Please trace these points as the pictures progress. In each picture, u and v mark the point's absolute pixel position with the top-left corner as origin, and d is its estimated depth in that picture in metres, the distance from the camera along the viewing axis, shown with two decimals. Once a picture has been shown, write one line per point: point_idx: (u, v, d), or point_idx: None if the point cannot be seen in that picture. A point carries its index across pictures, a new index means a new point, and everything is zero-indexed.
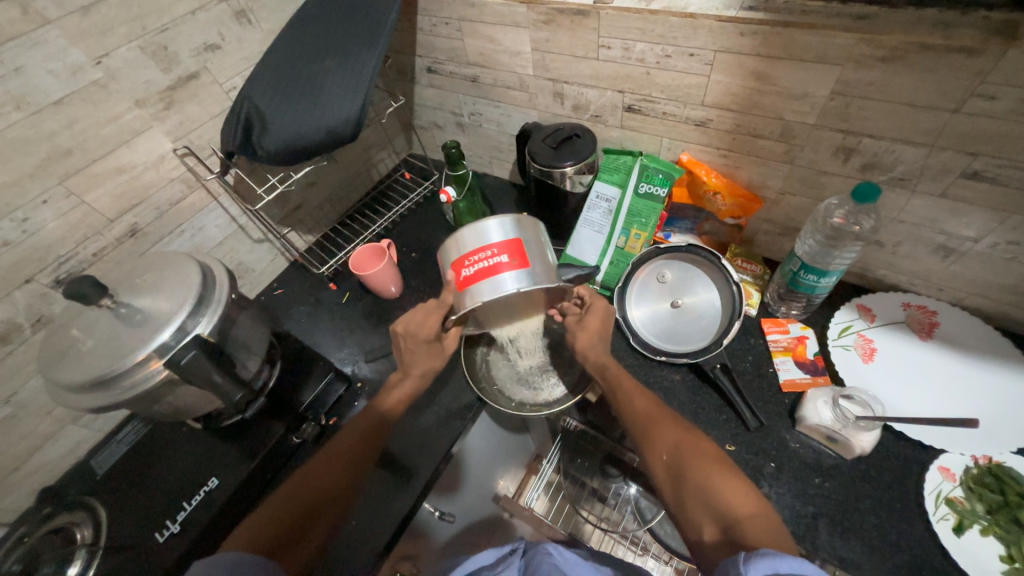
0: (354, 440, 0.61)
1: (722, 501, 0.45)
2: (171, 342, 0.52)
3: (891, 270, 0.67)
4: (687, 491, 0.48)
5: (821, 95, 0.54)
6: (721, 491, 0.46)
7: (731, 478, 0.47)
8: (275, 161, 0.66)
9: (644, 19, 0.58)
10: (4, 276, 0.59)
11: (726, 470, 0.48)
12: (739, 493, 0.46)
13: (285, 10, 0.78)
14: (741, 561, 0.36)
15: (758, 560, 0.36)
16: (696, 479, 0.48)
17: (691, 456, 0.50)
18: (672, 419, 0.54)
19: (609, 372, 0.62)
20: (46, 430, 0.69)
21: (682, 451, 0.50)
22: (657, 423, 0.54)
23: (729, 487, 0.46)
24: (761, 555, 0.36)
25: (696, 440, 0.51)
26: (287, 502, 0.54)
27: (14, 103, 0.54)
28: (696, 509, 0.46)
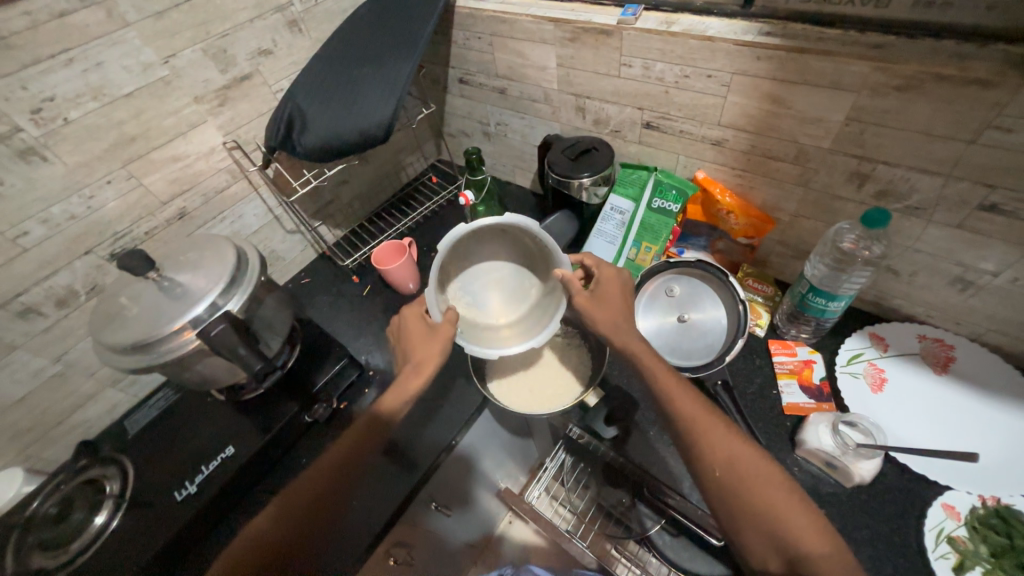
0: (344, 451, 0.57)
1: (794, 536, 0.43)
2: (204, 315, 0.57)
3: (907, 300, 0.66)
4: (748, 516, 0.45)
5: (836, 121, 0.55)
6: (788, 523, 0.44)
7: (795, 504, 0.45)
8: (311, 157, 0.72)
9: (665, 40, 0.60)
10: (68, 246, 0.66)
11: (787, 493, 0.46)
12: (802, 520, 0.44)
13: (333, 20, 0.85)
14: None
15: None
16: (758, 505, 0.45)
17: (758, 481, 0.46)
18: (724, 429, 0.50)
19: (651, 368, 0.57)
20: (89, 389, 0.76)
21: (740, 471, 0.47)
22: (714, 436, 0.49)
23: (794, 516, 0.44)
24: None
25: (760, 462, 0.47)
26: (269, 525, 0.53)
27: (92, 93, 0.61)
28: (757, 536, 0.45)
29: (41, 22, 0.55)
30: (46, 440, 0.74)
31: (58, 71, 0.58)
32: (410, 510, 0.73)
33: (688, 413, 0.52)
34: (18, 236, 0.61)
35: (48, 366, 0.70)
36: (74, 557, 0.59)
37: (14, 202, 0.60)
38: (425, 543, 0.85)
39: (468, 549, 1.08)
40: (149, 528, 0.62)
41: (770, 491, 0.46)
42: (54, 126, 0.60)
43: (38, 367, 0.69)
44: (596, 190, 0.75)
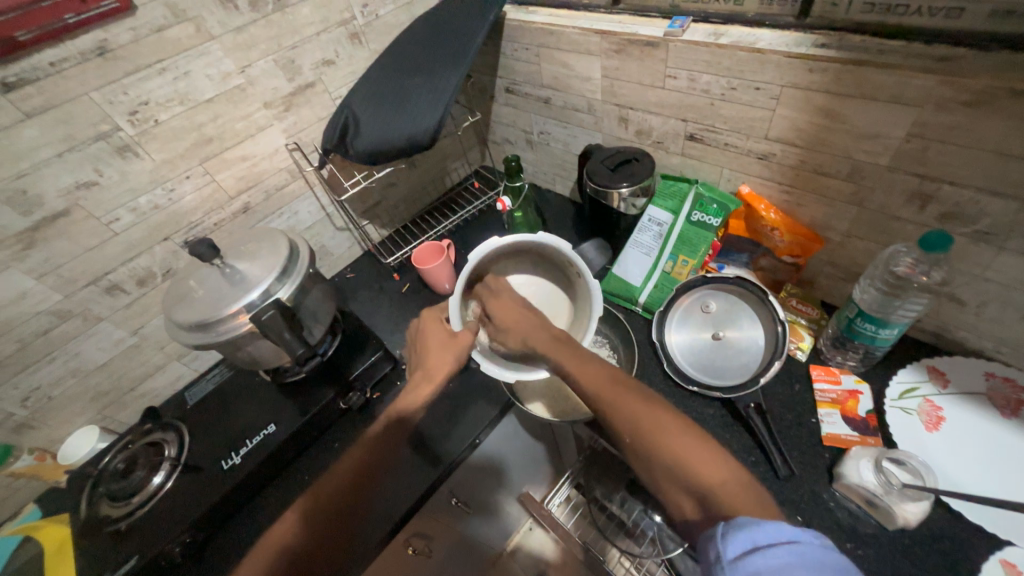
0: (363, 452, 0.57)
1: (696, 472, 0.43)
2: (257, 300, 0.63)
3: (973, 333, 0.60)
4: (657, 466, 0.45)
5: (895, 137, 0.52)
6: (682, 458, 0.44)
7: (692, 439, 0.45)
8: (362, 160, 0.77)
9: (712, 53, 0.60)
10: (150, 232, 0.75)
11: (686, 435, 0.45)
12: (705, 460, 0.43)
13: (391, 33, 0.90)
14: (720, 536, 0.38)
15: (735, 534, 0.37)
16: (662, 451, 0.45)
17: (652, 424, 0.47)
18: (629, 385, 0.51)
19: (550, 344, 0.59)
20: (158, 361, 0.85)
21: (646, 423, 0.47)
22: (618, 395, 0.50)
23: (691, 449, 0.44)
24: (736, 527, 0.38)
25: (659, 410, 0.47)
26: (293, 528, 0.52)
27: (179, 99, 0.69)
28: (668, 484, 0.45)
29: (142, 36, 0.63)
30: (121, 403, 0.84)
31: (153, 79, 0.66)
32: (431, 503, 0.75)
33: (585, 377, 0.53)
34: (112, 222, 0.70)
35: (126, 337, 0.79)
36: (133, 509, 0.66)
37: (110, 192, 0.68)
38: (445, 538, 0.87)
39: (487, 550, 1.09)
40: (198, 491, 0.68)
41: (664, 430, 0.46)
42: (147, 127, 0.68)
43: (119, 338, 0.78)
44: (635, 201, 0.75)
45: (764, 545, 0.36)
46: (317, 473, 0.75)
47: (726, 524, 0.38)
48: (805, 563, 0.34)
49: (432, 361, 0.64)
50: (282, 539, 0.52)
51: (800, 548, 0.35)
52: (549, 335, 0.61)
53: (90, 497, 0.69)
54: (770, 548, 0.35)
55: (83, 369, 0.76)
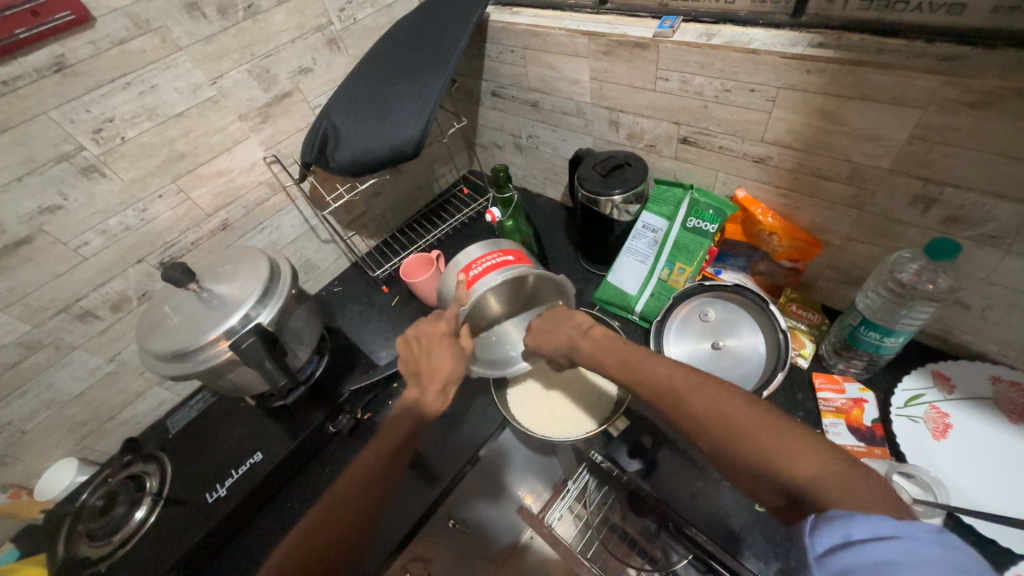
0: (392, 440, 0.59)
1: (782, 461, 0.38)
2: (237, 326, 0.60)
3: (979, 337, 0.59)
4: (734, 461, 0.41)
5: (898, 139, 0.50)
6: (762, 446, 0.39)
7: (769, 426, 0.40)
8: (344, 172, 0.74)
9: (704, 54, 0.57)
10: (123, 255, 0.71)
11: (760, 419, 0.41)
12: (791, 447, 0.38)
13: (370, 37, 0.87)
14: (810, 529, 0.35)
15: (828, 527, 0.34)
16: (740, 444, 0.40)
17: (723, 416, 0.42)
18: (687, 373, 0.47)
19: (595, 355, 0.56)
20: (137, 387, 0.81)
21: (715, 415, 0.42)
22: (679, 387, 0.46)
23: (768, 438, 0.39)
24: (828, 519, 0.35)
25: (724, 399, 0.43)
26: (328, 516, 0.53)
27: (147, 114, 0.65)
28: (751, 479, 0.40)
29: (103, 50, 0.59)
30: (100, 433, 0.80)
31: (117, 94, 0.62)
32: (429, 527, 0.72)
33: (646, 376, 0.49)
34: (80, 246, 0.66)
35: (102, 365, 0.75)
36: (114, 549, 0.63)
37: (77, 215, 0.65)
38: (443, 559, 0.84)
39: (488, 563, 1.07)
40: (182, 528, 0.65)
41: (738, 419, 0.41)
42: (113, 145, 0.64)
43: (94, 366, 0.74)
44: (627, 208, 0.72)
45: (859, 540, 0.33)
46: (308, 501, 0.72)
47: (816, 516, 0.35)
48: (913, 562, 0.30)
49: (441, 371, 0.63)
50: (319, 530, 0.52)
51: (904, 542, 0.31)
52: (606, 353, 0.56)
53: (69, 537, 0.66)
54: (863, 544, 0.32)
55: (57, 401, 0.72)
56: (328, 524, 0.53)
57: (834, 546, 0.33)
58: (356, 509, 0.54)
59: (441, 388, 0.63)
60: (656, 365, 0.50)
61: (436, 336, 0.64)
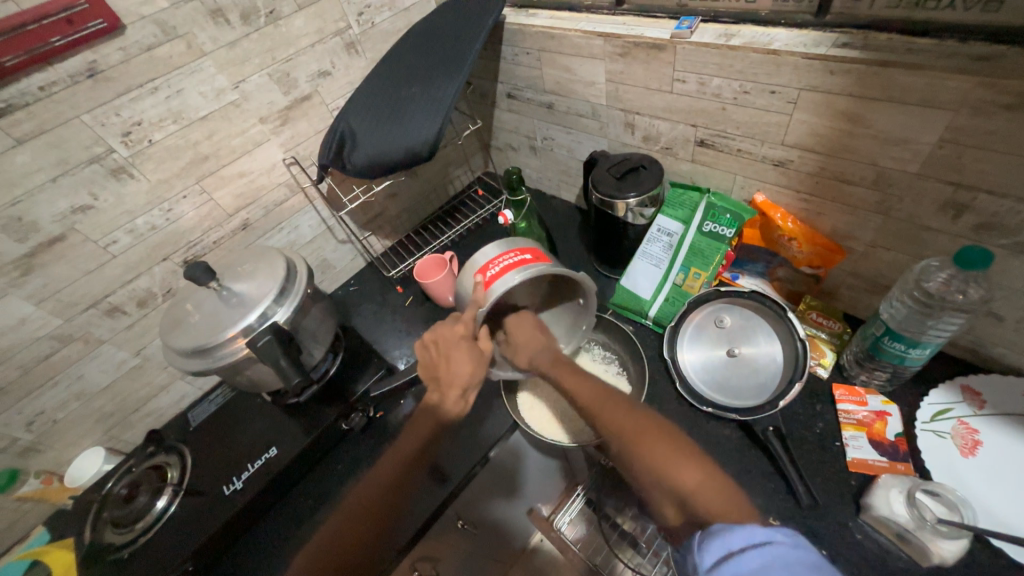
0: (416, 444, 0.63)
1: (679, 481, 0.47)
2: (255, 324, 0.61)
3: (1013, 350, 0.56)
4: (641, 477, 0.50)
5: (926, 142, 0.48)
6: (664, 468, 0.48)
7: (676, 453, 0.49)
8: (360, 174, 0.75)
9: (723, 55, 0.56)
10: (149, 253, 0.74)
11: (659, 441, 0.50)
12: (681, 465, 0.48)
13: (388, 40, 0.88)
14: (700, 545, 0.41)
15: (712, 541, 0.40)
16: (644, 463, 0.49)
17: (636, 436, 0.51)
18: (611, 397, 0.56)
19: (541, 365, 0.62)
20: (161, 381, 0.84)
21: (625, 437, 0.51)
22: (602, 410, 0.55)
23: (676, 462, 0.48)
24: (713, 535, 0.41)
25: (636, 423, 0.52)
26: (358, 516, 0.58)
27: (173, 117, 0.68)
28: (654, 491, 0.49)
29: (132, 56, 0.62)
30: (125, 424, 0.83)
31: (145, 99, 0.65)
32: (438, 527, 0.73)
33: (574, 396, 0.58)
34: (109, 244, 0.69)
35: (129, 359, 0.78)
36: (136, 537, 0.66)
37: (106, 215, 0.67)
38: (452, 559, 0.85)
39: (496, 564, 1.07)
40: (200, 519, 0.67)
41: (651, 443, 0.50)
42: (141, 147, 0.67)
43: (121, 360, 0.77)
44: (642, 211, 0.71)
45: (735, 550, 0.38)
46: (320, 496, 0.74)
47: (703, 533, 0.41)
48: (772, 563, 0.36)
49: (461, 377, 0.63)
50: (350, 528, 0.57)
51: (771, 548, 0.37)
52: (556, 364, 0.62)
53: (94, 524, 0.69)
54: (740, 553, 0.38)
55: (86, 393, 0.75)
56: (360, 523, 0.58)
57: (720, 557, 0.39)
58: (380, 508, 0.59)
59: (461, 393, 0.63)
60: (581, 384, 0.59)
61: (454, 341, 0.63)
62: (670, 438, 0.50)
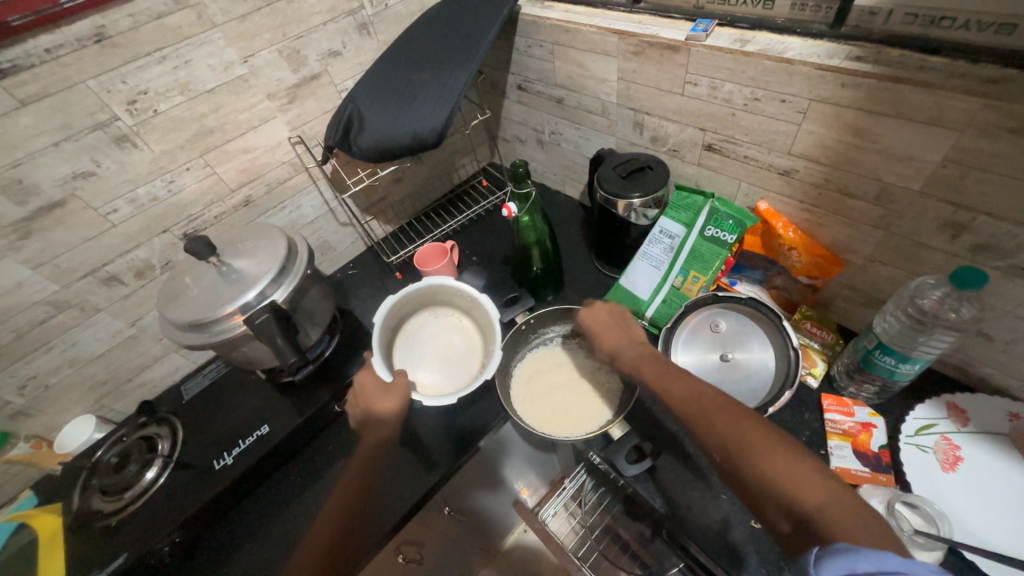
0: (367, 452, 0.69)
1: (787, 489, 0.42)
2: (253, 302, 0.61)
3: (1000, 370, 0.57)
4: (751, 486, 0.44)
5: (931, 161, 0.48)
6: (773, 476, 0.43)
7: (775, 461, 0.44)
8: (365, 157, 0.74)
9: (736, 60, 0.56)
10: (148, 224, 0.73)
11: (776, 449, 0.44)
12: (803, 477, 0.42)
13: (401, 24, 0.87)
14: (814, 561, 0.36)
15: (832, 559, 0.35)
16: (756, 471, 0.44)
17: (743, 444, 0.46)
18: (714, 397, 0.52)
19: (638, 367, 0.61)
20: (156, 352, 0.84)
21: (731, 441, 0.47)
22: (702, 411, 0.51)
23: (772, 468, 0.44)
24: (833, 552, 0.35)
25: (744, 427, 0.47)
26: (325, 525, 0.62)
27: (180, 89, 0.67)
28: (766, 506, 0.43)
29: (141, 23, 0.61)
30: (118, 393, 0.83)
31: (152, 68, 0.64)
32: (425, 513, 0.74)
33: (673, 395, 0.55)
34: (109, 213, 0.69)
35: (124, 328, 0.78)
36: (125, 505, 0.66)
37: (108, 183, 0.67)
38: (436, 544, 0.86)
39: (479, 552, 1.08)
40: (188, 491, 0.67)
41: (755, 443, 0.46)
42: (145, 117, 0.66)
43: (116, 329, 0.77)
44: (645, 212, 0.71)
45: (863, 573, 0.33)
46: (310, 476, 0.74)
47: (821, 549, 0.36)
48: None
49: (381, 407, 0.69)
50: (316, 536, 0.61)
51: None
52: (655, 365, 0.60)
53: (83, 490, 0.69)
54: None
55: (80, 360, 0.75)
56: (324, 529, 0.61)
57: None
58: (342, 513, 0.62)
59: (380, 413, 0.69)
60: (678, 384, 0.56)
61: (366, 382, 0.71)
62: (782, 443, 0.45)
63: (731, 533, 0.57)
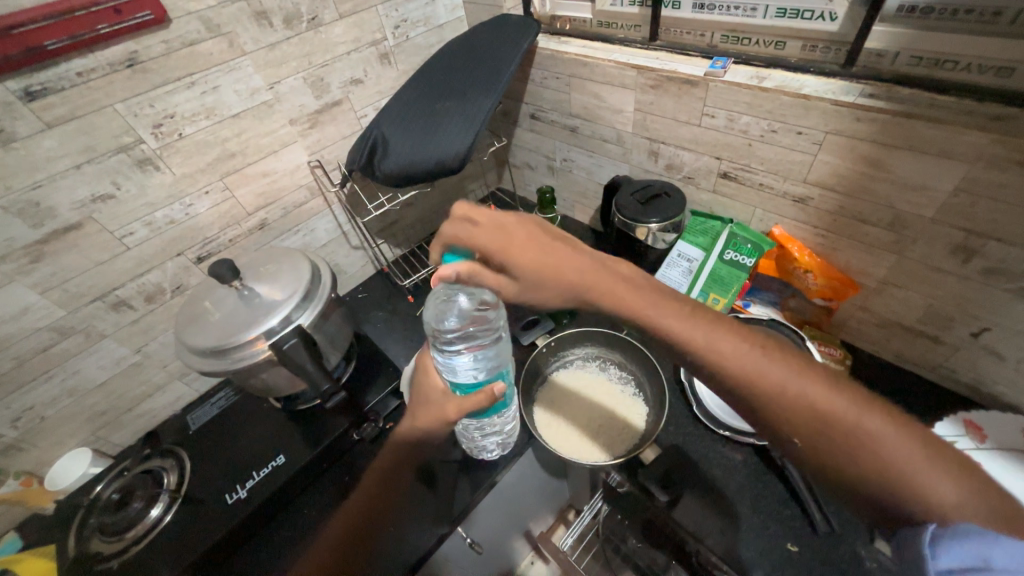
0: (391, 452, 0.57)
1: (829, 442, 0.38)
2: (277, 327, 0.60)
3: (1011, 388, 0.60)
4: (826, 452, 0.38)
5: (943, 190, 0.51)
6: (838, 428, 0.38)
7: (919, 437, 0.37)
8: (388, 181, 0.75)
9: (754, 95, 0.59)
10: (164, 248, 0.72)
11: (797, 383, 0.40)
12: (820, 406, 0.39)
13: (420, 54, 0.90)
14: (934, 541, 0.35)
15: (951, 543, 0.34)
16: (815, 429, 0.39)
17: (778, 394, 0.40)
18: (752, 358, 0.42)
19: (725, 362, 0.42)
20: (159, 380, 0.80)
21: (779, 409, 0.40)
22: (773, 384, 0.40)
23: (911, 453, 0.37)
24: (946, 534, 0.34)
25: (774, 379, 0.40)
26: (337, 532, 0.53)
27: (206, 113, 0.67)
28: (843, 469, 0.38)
29: (173, 49, 0.61)
30: (117, 425, 0.79)
31: (180, 92, 0.64)
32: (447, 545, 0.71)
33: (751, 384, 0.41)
34: (124, 236, 0.67)
35: (128, 355, 0.75)
36: (128, 546, 0.62)
37: (127, 206, 0.65)
38: None
39: None
40: (197, 529, 0.63)
41: (777, 384, 0.40)
42: (170, 141, 0.65)
43: (120, 356, 0.74)
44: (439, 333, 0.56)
45: (995, 561, 0.32)
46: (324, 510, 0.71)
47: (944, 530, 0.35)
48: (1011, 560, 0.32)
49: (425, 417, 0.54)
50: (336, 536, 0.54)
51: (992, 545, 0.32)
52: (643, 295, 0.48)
53: (80, 531, 0.65)
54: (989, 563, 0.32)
55: (80, 389, 0.72)
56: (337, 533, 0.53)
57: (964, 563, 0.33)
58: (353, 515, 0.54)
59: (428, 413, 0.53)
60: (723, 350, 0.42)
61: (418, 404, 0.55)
62: (782, 374, 0.40)
63: (769, 556, 0.57)
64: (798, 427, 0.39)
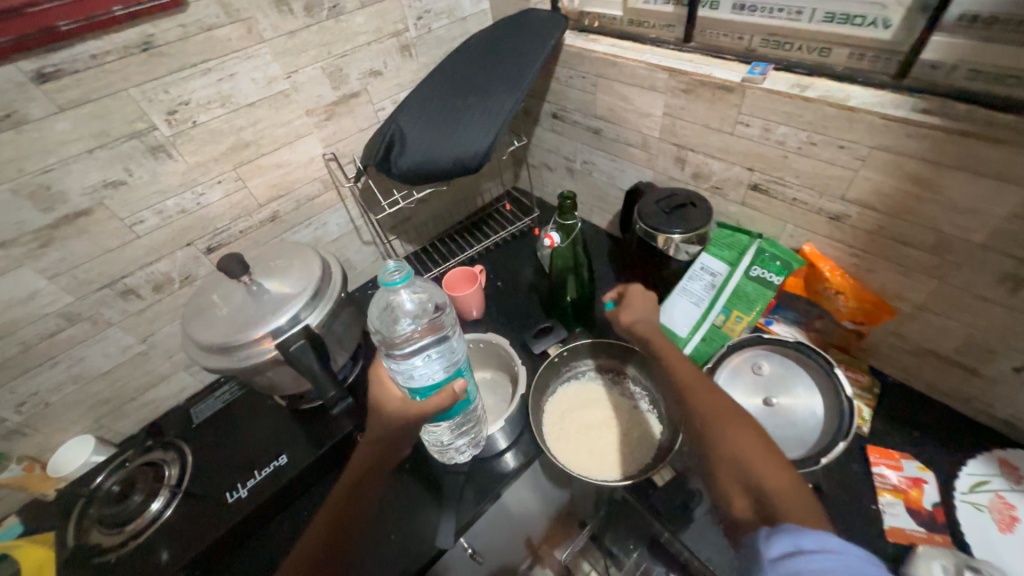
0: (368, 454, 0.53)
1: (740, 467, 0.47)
2: (285, 326, 0.58)
3: None
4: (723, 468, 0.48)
5: (997, 215, 0.48)
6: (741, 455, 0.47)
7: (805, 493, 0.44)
8: (403, 178, 0.73)
9: (794, 104, 0.56)
10: (173, 237, 0.70)
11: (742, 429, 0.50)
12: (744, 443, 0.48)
13: (442, 47, 0.87)
14: (766, 539, 0.40)
15: (782, 537, 0.39)
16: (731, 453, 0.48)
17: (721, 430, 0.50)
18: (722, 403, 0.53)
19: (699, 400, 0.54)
20: (164, 370, 0.79)
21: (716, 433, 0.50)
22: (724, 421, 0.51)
23: (787, 490, 0.44)
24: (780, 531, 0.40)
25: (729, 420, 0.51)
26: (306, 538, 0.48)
27: (221, 101, 0.65)
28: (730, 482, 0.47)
29: (190, 34, 0.59)
30: (121, 413, 0.78)
31: (196, 79, 0.62)
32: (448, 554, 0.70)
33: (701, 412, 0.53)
34: (135, 224, 0.66)
35: (134, 344, 0.74)
36: (125, 540, 0.61)
37: (138, 193, 0.64)
38: None
39: None
40: (196, 527, 0.62)
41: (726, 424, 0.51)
42: (184, 128, 0.64)
43: (126, 345, 0.73)
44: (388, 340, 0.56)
45: (806, 550, 0.37)
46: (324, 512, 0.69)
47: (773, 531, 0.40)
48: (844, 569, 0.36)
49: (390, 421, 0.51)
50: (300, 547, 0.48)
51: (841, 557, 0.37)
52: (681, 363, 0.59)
53: (79, 521, 0.64)
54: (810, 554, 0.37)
55: (85, 375, 0.71)
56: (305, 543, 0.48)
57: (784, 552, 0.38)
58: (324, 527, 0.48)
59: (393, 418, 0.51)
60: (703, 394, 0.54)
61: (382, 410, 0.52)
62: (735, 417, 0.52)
63: None
64: (718, 446, 0.50)
